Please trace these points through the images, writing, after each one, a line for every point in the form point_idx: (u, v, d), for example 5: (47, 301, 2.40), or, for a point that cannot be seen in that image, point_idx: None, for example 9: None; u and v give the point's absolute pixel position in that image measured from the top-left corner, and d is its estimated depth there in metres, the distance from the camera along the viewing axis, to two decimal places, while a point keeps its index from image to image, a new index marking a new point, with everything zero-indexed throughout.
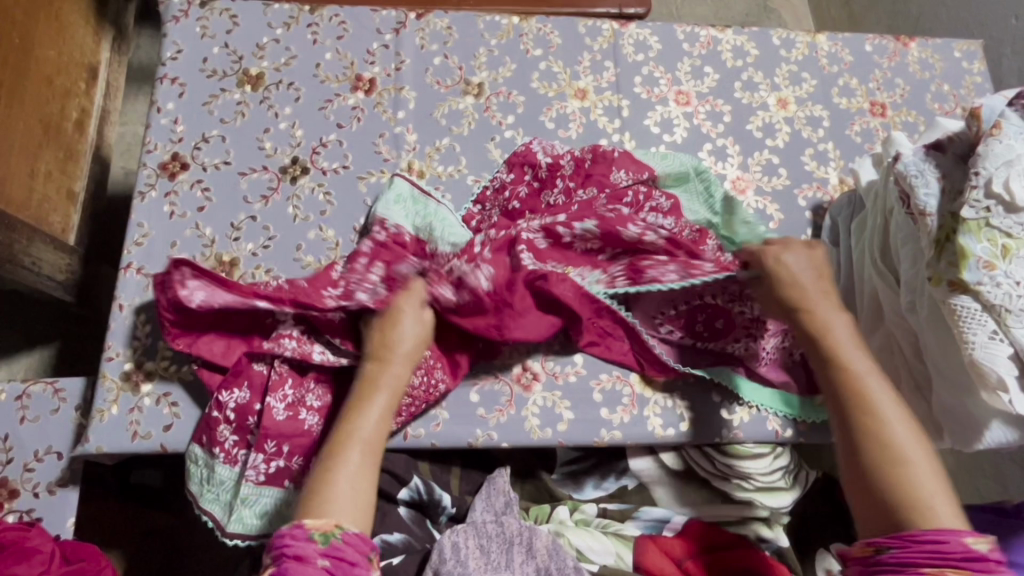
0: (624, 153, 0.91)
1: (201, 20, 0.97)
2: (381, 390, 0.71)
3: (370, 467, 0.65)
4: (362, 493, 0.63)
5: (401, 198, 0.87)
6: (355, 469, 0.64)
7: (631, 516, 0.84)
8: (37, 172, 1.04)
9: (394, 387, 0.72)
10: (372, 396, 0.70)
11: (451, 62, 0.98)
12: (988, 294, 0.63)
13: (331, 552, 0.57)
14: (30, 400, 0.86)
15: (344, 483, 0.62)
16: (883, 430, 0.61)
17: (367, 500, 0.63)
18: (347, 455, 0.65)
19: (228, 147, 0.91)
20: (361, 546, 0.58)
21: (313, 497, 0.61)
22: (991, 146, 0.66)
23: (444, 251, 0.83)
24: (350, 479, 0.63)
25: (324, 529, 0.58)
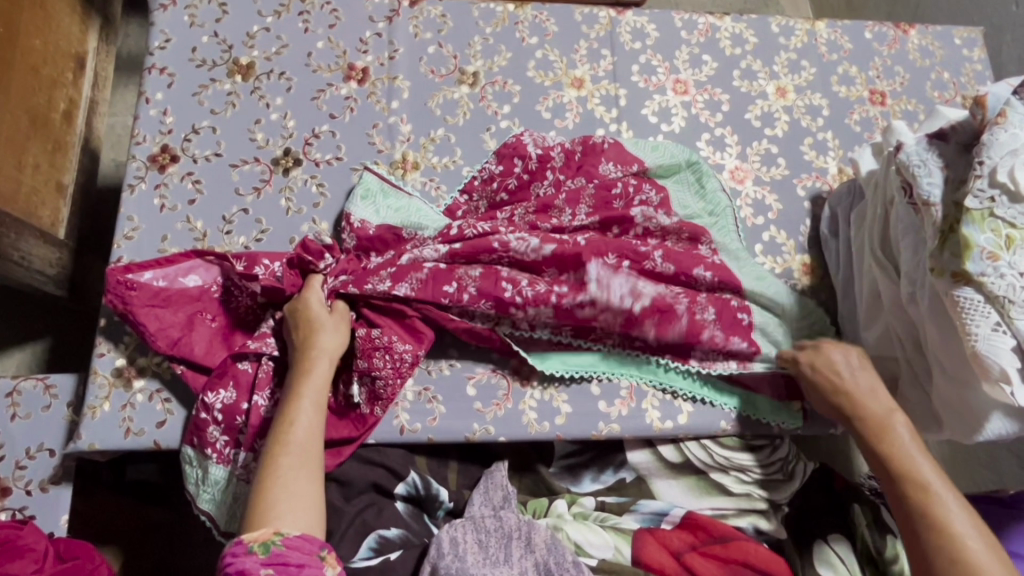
0: (615, 144, 0.90)
1: (190, 7, 0.95)
2: (304, 398, 0.71)
3: (309, 468, 0.66)
4: (304, 501, 0.63)
5: (371, 193, 0.86)
6: (294, 475, 0.65)
7: (630, 509, 0.83)
8: (25, 164, 1.02)
9: (318, 391, 0.72)
10: (295, 405, 0.70)
11: (446, 51, 0.97)
12: (992, 286, 0.62)
13: (274, 560, 0.57)
14: (22, 397, 0.85)
15: (284, 496, 0.63)
16: (959, 535, 0.64)
17: (310, 507, 0.63)
18: (279, 462, 0.66)
19: (218, 139, 0.90)
20: (305, 546, 0.59)
21: (254, 515, 0.61)
22: (996, 135, 0.65)
23: (427, 234, 0.84)
24: (296, 485, 0.64)
25: (261, 539, 0.58)
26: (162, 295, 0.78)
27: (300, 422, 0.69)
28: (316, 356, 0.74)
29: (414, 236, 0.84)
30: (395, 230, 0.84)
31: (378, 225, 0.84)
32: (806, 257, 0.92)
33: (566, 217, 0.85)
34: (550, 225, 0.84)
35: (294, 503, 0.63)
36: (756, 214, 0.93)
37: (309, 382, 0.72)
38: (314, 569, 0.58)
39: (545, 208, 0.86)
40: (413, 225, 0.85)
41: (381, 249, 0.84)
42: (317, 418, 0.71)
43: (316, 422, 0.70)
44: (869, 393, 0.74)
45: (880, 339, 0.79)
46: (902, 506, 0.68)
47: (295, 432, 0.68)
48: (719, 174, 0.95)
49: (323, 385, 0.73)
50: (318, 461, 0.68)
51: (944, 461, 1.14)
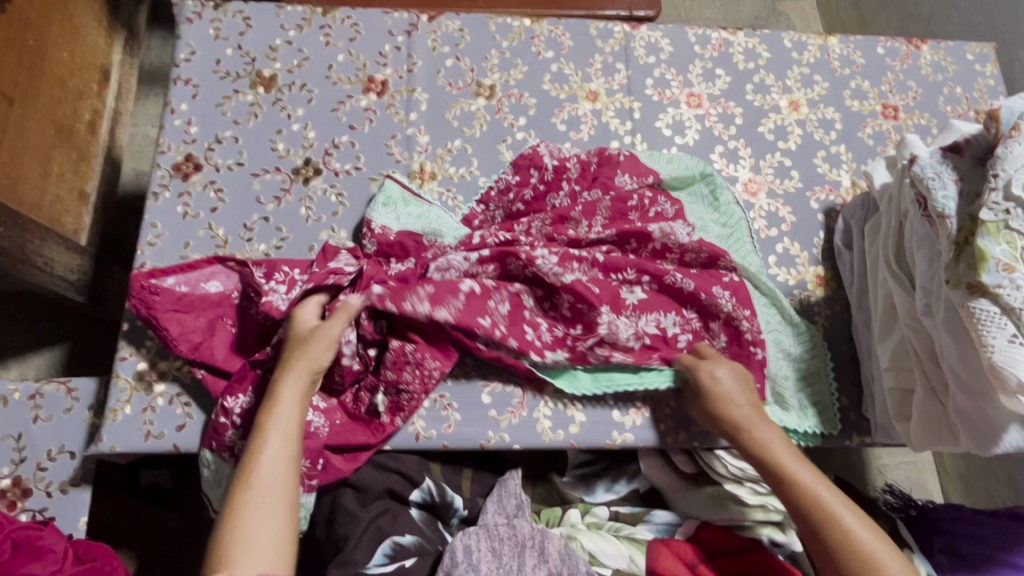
0: (630, 156, 0.91)
1: (215, 22, 0.98)
2: (274, 430, 0.68)
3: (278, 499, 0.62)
4: (267, 541, 0.59)
5: (392, 201, 0.88)
6: (256, 512, 0.60)
7: (643, 518, 0.85)
8: (50, 173, 1.05)
9: (288, 422, 0.69)
10: (264, 437, 0.67)
11: (463, 64, 0.99)
12: (1009, 298, 0.62)
13: None
14: (44, 399, 0.86)
15: (243, 539, 0.58)
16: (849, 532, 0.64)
17: (274, 547, 0.59)
18: (243, 498, 0.61)
19: (241, 148, 0.92)
20: None
21: (214, 559, 0.57)
22: (1010, 148, 0.65)
23: (447, 242, 0.87)
24: (258, 522, 0.60)
25: None
26: (180, 302, 0.79)
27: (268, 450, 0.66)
28: (288, 382, 0.72)
29: (436, 243, 0.86)
30: (416, 237, 0.86)
31: (399, 232, 0.86)
32: (819, 269, 0.93)
33: (583, 228, 0.86)
34: (570, 237, 0.85)
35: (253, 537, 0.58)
36: (770, 226, 0.94)
37: (278, 413, 0.69)
38: None
39: (561, 221, 0.86)
40: (433, 232, 0.87)
41: (400, 255, 0.85)
42: (287, 450, 0.67)
43: (286, 452, 0.67)
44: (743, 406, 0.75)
45: (894, 353, 0.79)
46: (808, 525, 0.66)
47: (260, 464, 0.64)
48: (732, 187, 0.96)
49: (293, 411, 0.70)
50: (286, 490, 0.63)
51: (961, 478, 1.14)
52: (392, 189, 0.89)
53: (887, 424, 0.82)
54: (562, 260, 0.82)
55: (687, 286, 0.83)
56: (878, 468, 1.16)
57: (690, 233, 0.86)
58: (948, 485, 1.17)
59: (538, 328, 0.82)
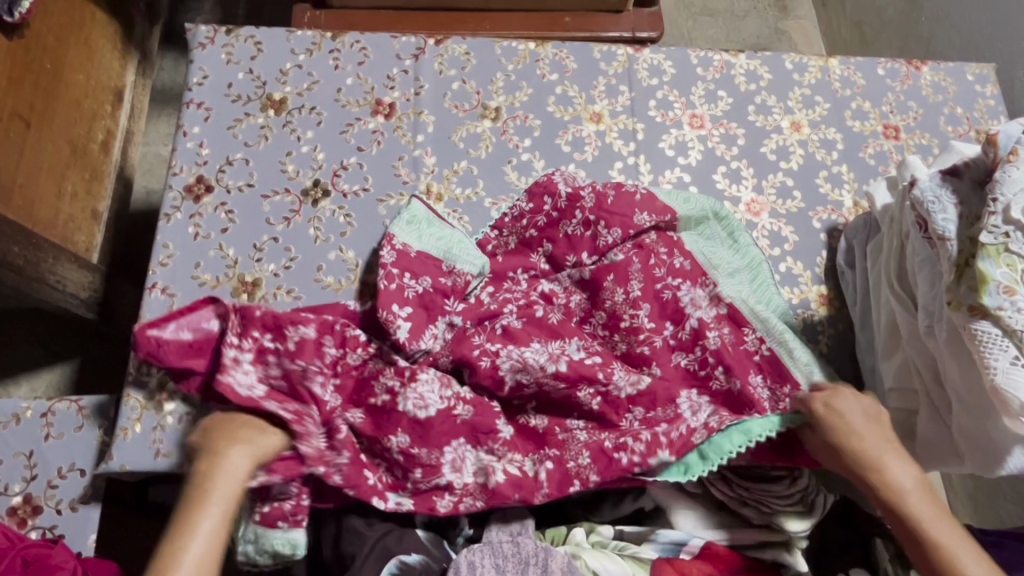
0: (647, 194, 0.91)
1: (227, 46, 1.00)
2: (212, 502, 0.65)
3: None
4: None
5: (417, 220, 0.89)
6: None
7: (648, 538, 0.83)
8: (64, 193, 1.07)
9: (226, 496, 0.66)
10: (201, 508, 0.64)
11: (469, 87, 1.00)
12: (1010, 320, 0.63)
13: None
14: (55, 417, 0.87)
15: None
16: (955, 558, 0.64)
17: None
18: None
19: (251, 170, 0.93)
20: None
21: None
22: (1009, 173, 0.66)
23: (467, 270, 0.88)
24: None
25: None
26: (204, 343, 0.79)
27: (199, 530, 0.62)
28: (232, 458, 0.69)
29: (455, 271, 0.87)
30: (436, 260, 0.87)
31: (419, 251, 0.87)
32: (823, 288, 0.93)
33: (618, 295, 0.85)
34: (626, 323, 0.85)
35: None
36: (772, 245, 0.95)
37: (218, 485, 0.66)
38: None
39: (596, 296, 0.87)
40: (452, 257, 0.87)
41: (417, 271, 0.85)
42: (222, 530, 0.64)
43: (219, 534, 0.63)
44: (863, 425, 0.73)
45: (898, 373, 0.79)
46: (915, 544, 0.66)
47: (193, 544, 0.61)
48: (735, 207, 0.97)
49: (242, 473, 0.68)
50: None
51: (970, 496, 1.13)
52: (416, 208, 0.90)
53: None
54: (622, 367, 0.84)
55: (735, 386, 0.82)
56: None
57: (710, 300, 0.87)
58: (956, 503, 1.16)
59: (629, 449, 0.78)
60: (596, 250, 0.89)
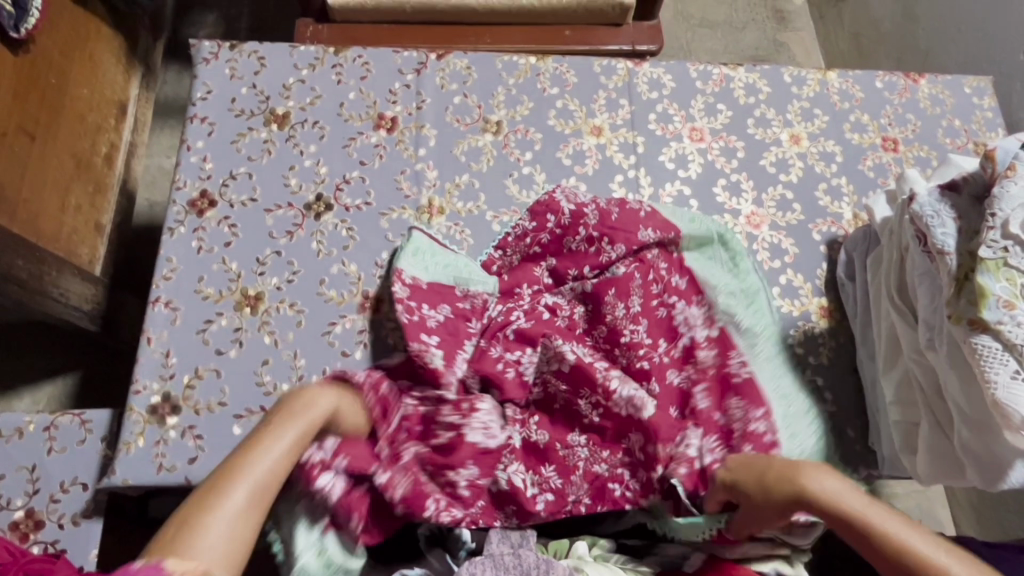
0: (652, 212, 0.91)
1: (231, 62, 1.01)
2: (291, 425, 0.69)
3: (254, 503, 0.61)
4: (234, 539, 0.58)
5: (421, 251, 0.90)
6: (234, 505, 0.60)
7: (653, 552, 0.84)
8: (68, 206, 1.08)
9: (303, 427, 0.69)
10: (280, 426, 0.68)
11: (471, 101, 1.01)
12: (1010, 334, 0.63)
13: None
14: (58, 431, 0.87)
15: (211, 528, 0.58)
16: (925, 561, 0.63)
17: (235, 549, 0.58)
18: (230, 487, 0.61)
19: (254, 184, 0.94)
20: None
21: (178, 526, 0.57)
22: (1007, 188, 0.67)
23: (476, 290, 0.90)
24: (228, 513, 0.59)
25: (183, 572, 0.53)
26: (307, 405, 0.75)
27: (267, 456, 0.65)
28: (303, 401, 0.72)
29: (470, 292, 0.89)
30: (448, 287, 0.89)
31: (429, 282, 0.89)
32: (823, 300, 0.93)
33: (619, 310, 0.85)
34: (625, 338, 0.85)
35: (208, 541, 0.57)
36: (772, 257, 0.95)
37: (298, 413, 0.70)
38: None
39: (597, 309, 0.87)
40: (464, 281, 0.90)
41: (434, 301, 0.87)
42: (290, 455, 0.67)
43: (287, 456, 0.66)
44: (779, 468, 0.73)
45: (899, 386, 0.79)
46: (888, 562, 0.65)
47: (263, 457, 0.65)
48: (735, 219, 0.97)
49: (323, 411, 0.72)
50: (255, 512, 0.61)
51: (973, 508, 1.13)
52: (417, 240, 0.90)
53: (893, 458, 0.82)
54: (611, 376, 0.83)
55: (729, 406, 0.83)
56: (889, 498, 1.16)
57: (705, 318, 0.88)
58: (959, 514, 1.16)
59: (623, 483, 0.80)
60: (597, 266, 0.89)
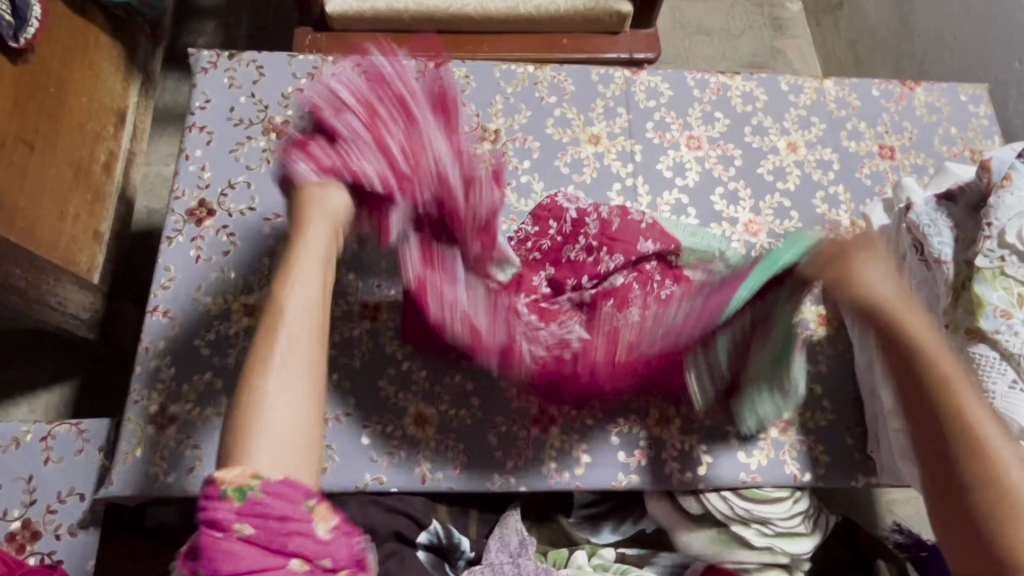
0: (654, 226, 0.88)
1: (229, 71, 1.01)
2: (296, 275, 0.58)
3: (306, 376, 0.53)
4: (297, 416, 0.51)
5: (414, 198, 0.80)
6: (283, 386, 0.52)
7: (650, 560, 0.88)
8: (66, 215, 1.08)
9: (311, 265, 0.59)
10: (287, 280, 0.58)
11: (469, 110, 1.01)
12: (1007, 343, 0.63)
13: (251, 510, 0.46)
14: (56, 440, 0.87)
15: (265, 422, 0.50)
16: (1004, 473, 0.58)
17: (305, 430, 0.51)
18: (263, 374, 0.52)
19: (253, 193, 0.94)
20: (288, 494, 0.47)
21: (230, 441, 0.50)
22: (1002, 198, 0.67)
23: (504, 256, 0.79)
24: (280, 399, 0.51)
25: (237, 483, 0.46)
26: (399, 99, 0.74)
27: (299, 301, 0.56)
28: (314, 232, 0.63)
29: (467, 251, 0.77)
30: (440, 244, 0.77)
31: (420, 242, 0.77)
32: (820, 308, 0.93)
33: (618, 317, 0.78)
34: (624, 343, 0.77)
35: (273, 414, 0.51)
36: None
37: (302, 257, 0.60)
38: (298, 522, 0.47)
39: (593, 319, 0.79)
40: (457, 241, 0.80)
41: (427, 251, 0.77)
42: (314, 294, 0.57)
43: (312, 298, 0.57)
44: (878, 274, 0.67)
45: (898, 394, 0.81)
46: (955, 443, 0.60)
47: (286, 315, 0.55)
48: (733, 228, 0.98)
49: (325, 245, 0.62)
50: (312, 364, 0.54)
51: None
52: None
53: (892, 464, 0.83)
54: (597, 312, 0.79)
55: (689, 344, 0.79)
56: (887, 506, 1.16)
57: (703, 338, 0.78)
58: None
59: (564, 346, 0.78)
60: (595, 276, 0.83)
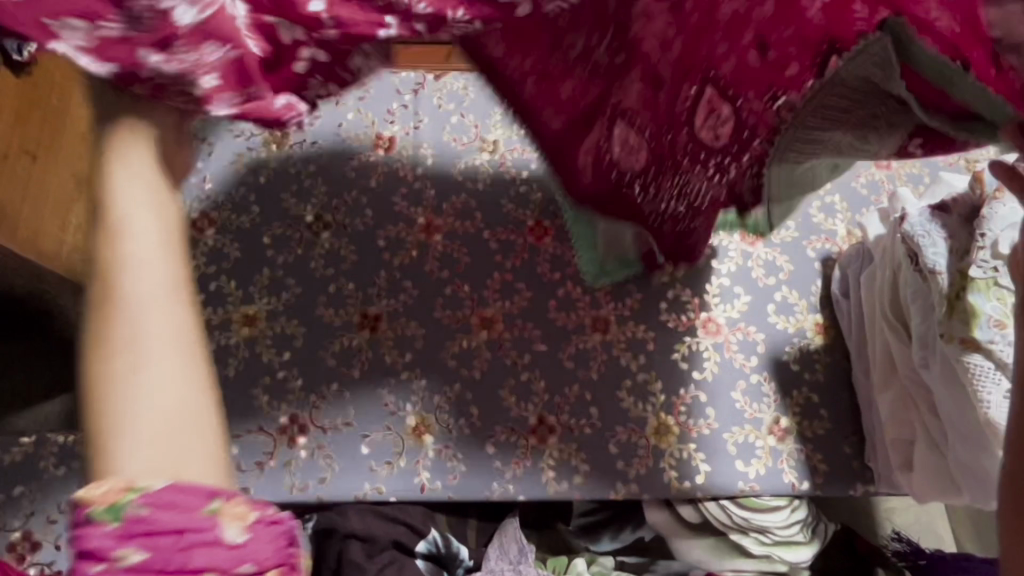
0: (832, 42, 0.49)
1: None
2: (121, 230, 0.40)
3: (177, 352, 0.39)
4: (176, 408, 0.38)
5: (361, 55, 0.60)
6: (147, 381, 0.38)
7: (649, 568, 0.87)
8: None
9: (145, 207, 0.42)
10: (109, 239, 0.40)
11: (468, 120, 1.01)
12: (1001, 353, 0.64)
13: (136, 531, 0.34)
14: (57, 451, 0.88)
15: (137, 423, 0.37)
16: None
17: (195, 424, 0.38)
18: (114, 367, 0.38)
19: (253, 204, 0.95)
20: (181, 503, 0.35)
21: (93, 458, 0.37)
22: (995, 209, 0.67)
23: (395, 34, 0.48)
24: (152, 387, 0.38)
25: (108, 502, 0.34)
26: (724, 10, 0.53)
27: (136, 243, 0.40)
28: (121, 172, 0.43)
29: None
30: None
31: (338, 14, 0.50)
32: (818, 317, 0.93)
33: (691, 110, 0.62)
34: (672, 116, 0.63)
35: (142, 411, 0.37)
36: (768, 275, 0.94)
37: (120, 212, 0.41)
38: (199, 534, 0.34)
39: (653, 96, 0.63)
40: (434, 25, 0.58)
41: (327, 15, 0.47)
42: (159, 238, 0.41)
43: (162, 253, 0.41)
44: None
45: (894, 406, 0.81)
46: None
47: (121, 282, 0.39)
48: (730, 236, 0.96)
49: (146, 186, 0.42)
50: (177, 323, 0.40)
51: (973, 524, 1.12)
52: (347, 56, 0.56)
53: (889, 473, 0.84)
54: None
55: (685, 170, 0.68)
56: (887, 514, 1.15)
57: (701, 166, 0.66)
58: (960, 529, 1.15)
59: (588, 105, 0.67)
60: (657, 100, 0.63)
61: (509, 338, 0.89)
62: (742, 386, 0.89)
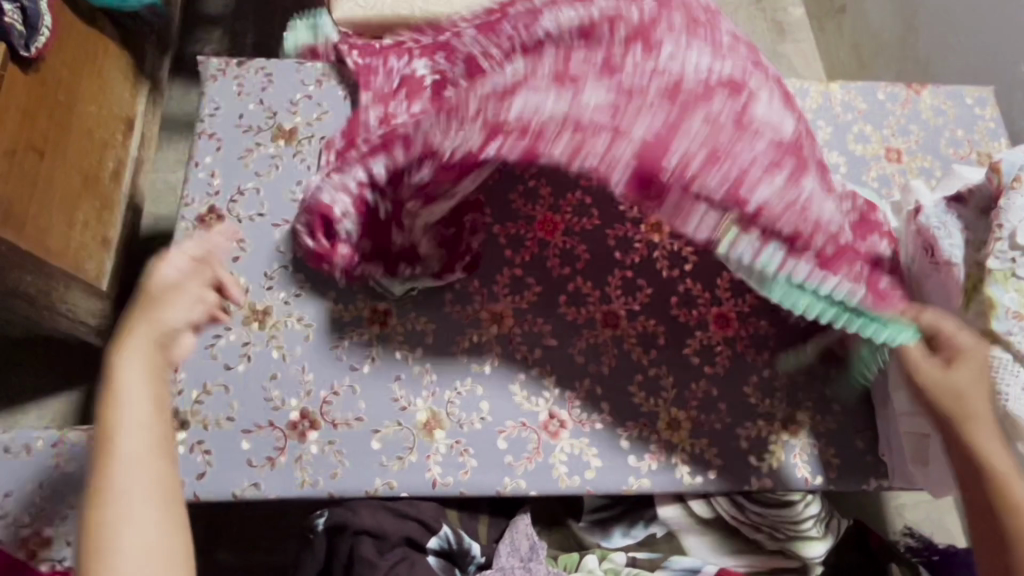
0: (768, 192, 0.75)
1: (238, 78, 1.01)
2: (126, 401, 0.57)
3: (160, 503, 0.54)
4: (156, 546, 0.52)
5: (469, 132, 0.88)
6: (139, 519, 0.53)
7: (661, 564, 0.85)
8: (75, 222, 1.08)
9: (141, 386, 0.58)
10: (115, 405, 0.56)
11: None
12: (1018, 344, 0.69)
13: None
14: (66, 448, 0.87)
15: (116, 550, 0.51)
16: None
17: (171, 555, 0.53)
18: (114, 505, 0.53)
19: (262, 200, 0.94)
20: None
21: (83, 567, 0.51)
22: (1012, 200, 0.70)
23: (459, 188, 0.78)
24: (138, 529, 0.52)
25: None
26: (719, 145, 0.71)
27: (129, 426, 0.56)
28: (126, 354, 0.59)
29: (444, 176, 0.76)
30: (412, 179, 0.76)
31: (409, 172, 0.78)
32: None
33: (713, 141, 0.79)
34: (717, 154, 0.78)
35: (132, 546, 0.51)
36: None
37: (123, 379, 0.58)
38: None
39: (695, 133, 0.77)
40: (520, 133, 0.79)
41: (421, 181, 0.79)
42: (154, 413, 0.58)
43: (156, 426, 0.57)
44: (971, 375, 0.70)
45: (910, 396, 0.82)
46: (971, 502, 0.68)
47: (123, 439, 0.55)
48: None
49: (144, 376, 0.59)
50: (156, 484, 0.55)
51: None
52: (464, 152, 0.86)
53: (905, 468, 0.84)
54: (752, 94, 0.74)
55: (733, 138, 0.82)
56: (897, 510, 1.15)
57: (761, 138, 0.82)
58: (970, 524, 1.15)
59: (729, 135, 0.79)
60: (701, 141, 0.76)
61: (520, 333, 0.89)
62: (754, 380, 0.88)
